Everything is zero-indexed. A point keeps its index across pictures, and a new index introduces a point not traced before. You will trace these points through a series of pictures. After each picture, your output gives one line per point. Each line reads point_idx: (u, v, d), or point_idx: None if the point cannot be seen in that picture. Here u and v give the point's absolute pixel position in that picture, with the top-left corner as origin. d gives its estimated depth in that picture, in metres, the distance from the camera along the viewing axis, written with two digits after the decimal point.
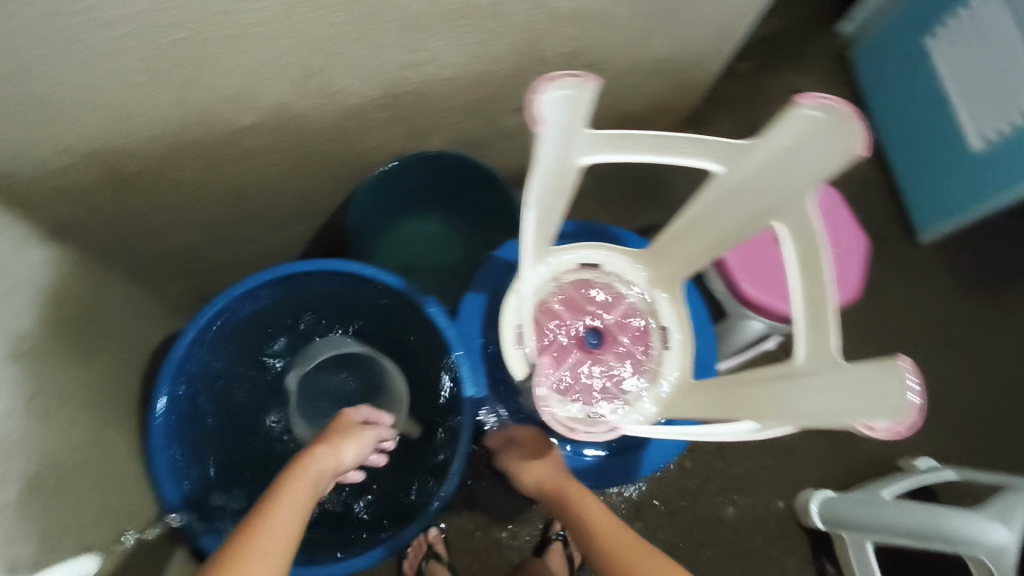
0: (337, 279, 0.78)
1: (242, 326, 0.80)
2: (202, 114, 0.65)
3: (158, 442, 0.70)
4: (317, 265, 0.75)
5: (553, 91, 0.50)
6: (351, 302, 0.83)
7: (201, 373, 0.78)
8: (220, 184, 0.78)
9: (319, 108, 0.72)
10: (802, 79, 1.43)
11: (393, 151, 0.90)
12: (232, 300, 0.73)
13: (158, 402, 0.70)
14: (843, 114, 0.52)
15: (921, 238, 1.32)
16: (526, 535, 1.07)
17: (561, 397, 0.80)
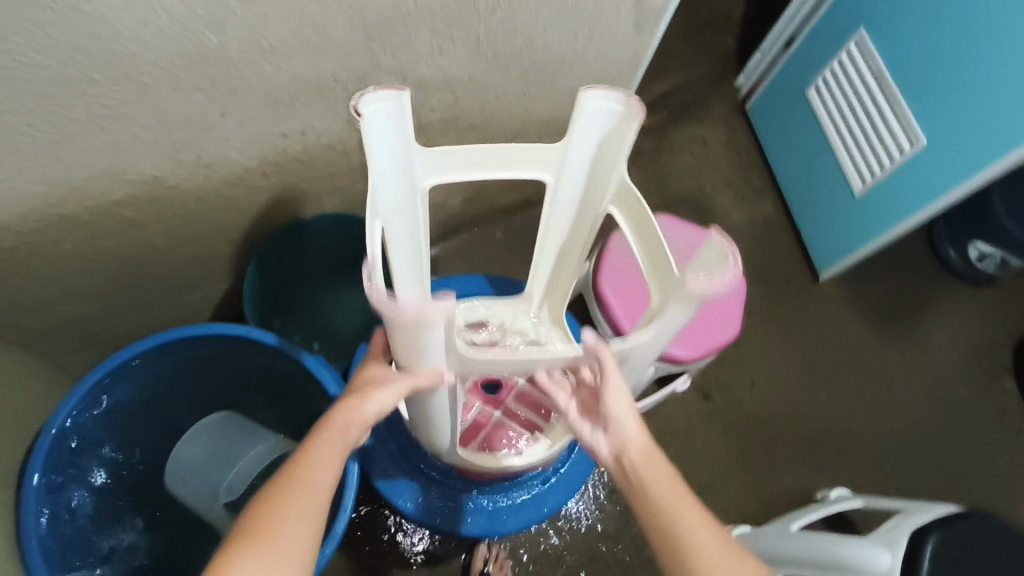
0: (224, 342, 0.80)
1: (130, 396, 0.79)
2: (78, 192, 0.66)
3: (31, 517, 0.68)
4: (197, 329, 0.76)
5: (370, 102, 0.56)
6: (241, 364, 0.84)
7: (87, 444, 0.77)
8: (109, 258, 0.78)
9: (200, 180, 0.75)
10: (706, 129, 1.51)
11: (289, 215, 0.93)
12: (117, 369, 0.74)
13: (33, 475, 0.68)
14: (621, 97, 0.61)
15: (823, 275, 1.39)
16: None
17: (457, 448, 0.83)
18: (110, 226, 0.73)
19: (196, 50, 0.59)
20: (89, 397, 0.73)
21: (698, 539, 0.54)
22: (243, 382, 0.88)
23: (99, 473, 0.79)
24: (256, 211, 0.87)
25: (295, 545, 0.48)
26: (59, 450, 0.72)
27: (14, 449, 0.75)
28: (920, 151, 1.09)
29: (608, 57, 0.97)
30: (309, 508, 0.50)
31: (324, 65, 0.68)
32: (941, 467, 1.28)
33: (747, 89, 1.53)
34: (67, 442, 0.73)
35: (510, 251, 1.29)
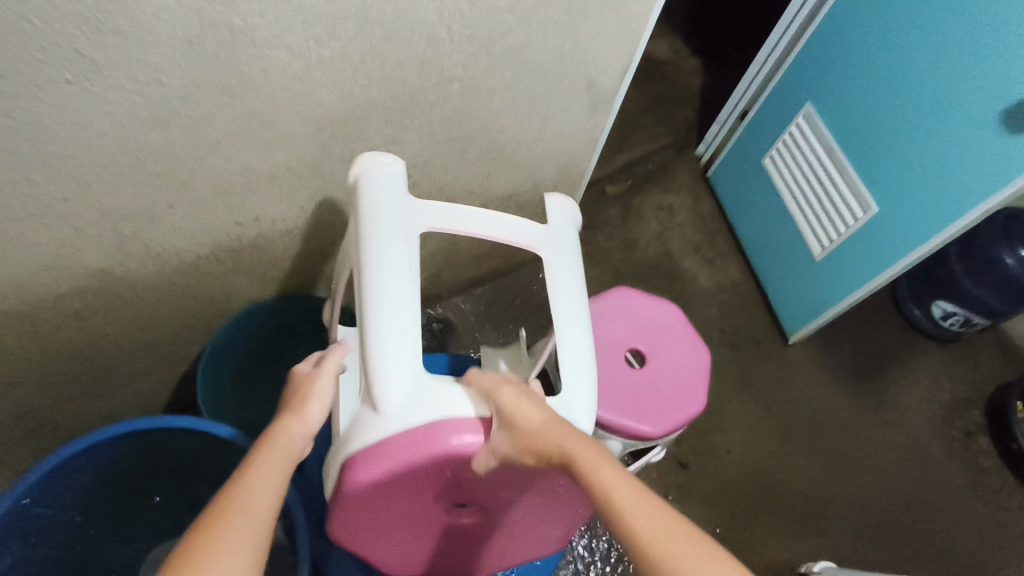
0: (171, 436, 0.78)
1: (63, 501, 0.76)
2: (18, 287, 0.65)
3: None
4: (134, 426, 0.74)
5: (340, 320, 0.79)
6: (185, 457, 0.82)
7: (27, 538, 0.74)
8: (55, 350, 0.76)
9: (150, 270, 0.74)
10: (670, 197, 1.54)
11: (248, 298, 0.92)
12: (68, 462, 0.72)
13: None
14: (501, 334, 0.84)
15: (791, 338, 1.39)
16: None
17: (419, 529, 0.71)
18: (55, 318, 0.72)
19: (141, 148, 0.59)
20: (13, 513, 0.70)
21: (626, 499, 0.49)
22: (193, 477, 0.84)
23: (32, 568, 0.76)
24: (212, 296, 0.85)
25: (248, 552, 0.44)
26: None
27: None
28: (873, 219, 1.13)
29: (565, 136, 1.00)
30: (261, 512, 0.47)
31: (275, 156, 0.69)
32: (922, 532, 1.25)
33: (708, 157, 1.57)
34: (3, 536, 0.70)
35: (480, 323, 1.29)
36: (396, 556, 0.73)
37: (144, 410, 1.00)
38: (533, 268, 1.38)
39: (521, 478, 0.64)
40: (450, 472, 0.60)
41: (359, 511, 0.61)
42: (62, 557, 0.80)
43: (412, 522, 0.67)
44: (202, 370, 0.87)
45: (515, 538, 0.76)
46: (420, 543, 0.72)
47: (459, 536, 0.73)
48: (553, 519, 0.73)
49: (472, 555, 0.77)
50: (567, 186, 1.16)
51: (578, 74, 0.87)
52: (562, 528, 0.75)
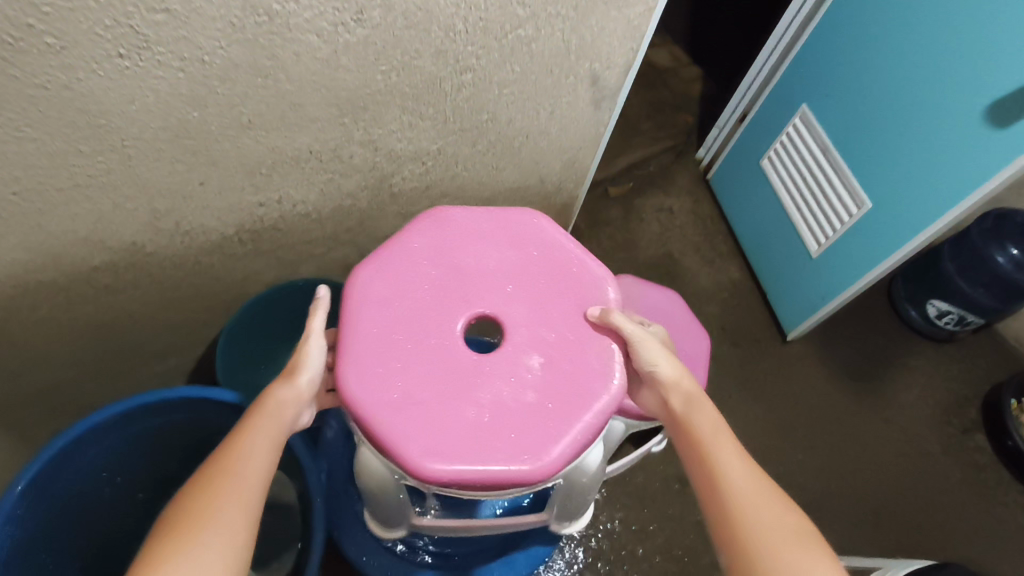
0: (197, 406, 0.83)
1: (88, 468, 0.80)
2: (57, 258, 0.69)
3: None
4: (146, 399, 0.78)
5: None
6: (194, 427, 0.87)
7: (59, 500, 0.78)
8: (83, 324, 0.80)
9: (178, 247, 0.78)
10: (670, 200, 1.59)
11: (265, 281, 0.95)
12: (98, 427, 0.77)
13: None
14: None
15: (790, 335, 1.42)
16: None
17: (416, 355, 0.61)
18: (86, 291, 0.76)
19: (180, 125, 0.64)
20: (48, 471, 0.74)
21: (735, 465, 0.53)
22: (204, 446, 0.90)
23: (62, 530, 0.80)
24: (233, 277, 0.89)
25: (238, 515, 0.45)
26: (27, 506, 0.73)
27: None
28: (865, 217, 1.17)
29: (570, 131, 1.04)
30: (249, 480, 0.48)
31: (300, 138, 0.74)
32: (919, 526, 1.28)
33: (708, 161, 1.62)
34: (38, 496, 0.74)
35: None
36: (383, 282, 0.64)
37: None
38: None
39: (570, 346, 0.62)
40: (565, 279, 0.67)
41: (493, 224, 0.70)
42: (80, 531, 0.83)
43: (462, 281, 0.65)
44: (221, 348, 0.91)
45: (403, 415, 0.57)
46: (407, 306, 0.63)
47: (412, 346, 0.61)
48: (474, 428, 0.57)
49: (365, 373, 0.59)
50: (571, 182, 1.20)
51: (583, 70, 0.91)
52: (455, 445, 0.56)
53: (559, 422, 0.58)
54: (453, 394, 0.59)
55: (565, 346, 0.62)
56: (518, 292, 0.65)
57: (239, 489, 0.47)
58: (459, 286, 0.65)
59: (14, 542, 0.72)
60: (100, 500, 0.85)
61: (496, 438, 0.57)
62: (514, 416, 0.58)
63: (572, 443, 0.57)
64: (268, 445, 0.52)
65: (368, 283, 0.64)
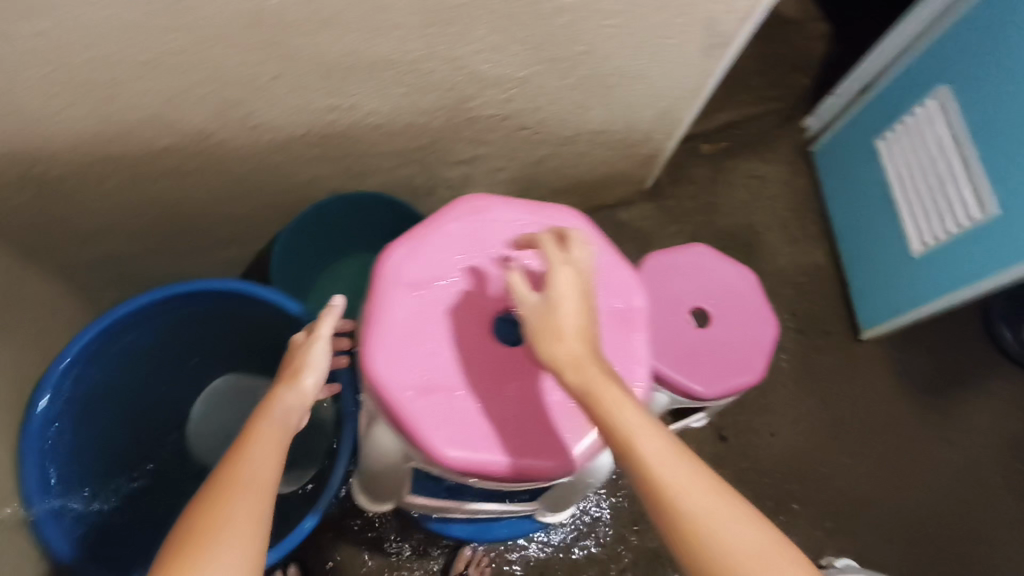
0: (247, 304, 0.82)
1: (140, 344, 0.82)
2: (126, 134, 0.69)
3: (33, 442, 0.72)
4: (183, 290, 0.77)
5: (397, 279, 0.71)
6: (234, 319, 0.86)
7: (108, 374, 0.81)
8: (150, 201, 0.81)
9: (246, 140, 0.76)
10: (764, 166, 1.46)
11: (329, 188, 0.94)
12: (149, 308, 0.77)
13: (40, 401, 0.72)
14: None
15: (864, 334, 1.32)
16: (432, 564, 1.05)
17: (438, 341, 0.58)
18: (153, 171, 0.76)
19: (256, 12, 0.60)
20: (99, 345, 0.76)
21: (668, 471, 0.47)
22: (245, 339, 0.91)
23: (111, 401, 0.84)
24: (298, 178, 0.88)
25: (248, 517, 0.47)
26: (79, 377, 0.76)
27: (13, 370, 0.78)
28: (989, 223, 1.03)
29: (671, 77, 0.95)
30: (260, 484, 0.50)
31: (380, 44, 0.69)
32: (959, 555, 1.21)
33: (815, 131, 1.47)
34: (90, 367, 0.77)
35: None
36: (414, 264, 0.60)
37: (220, 276, 1.06)
38: (607, 214, 1.36)
39: (599, 352, 0.60)
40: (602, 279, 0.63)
41: (535, 213, 0.65)
42: (124, 405, 0.86)
43: (494, 269, 0.61)
44: (278, 245, 0.92)
45: (427, 401, 0.55)
46: (430, 290, 0.59)
47: (440, 335, 0.58)
48: (493, 421, 0.56)
49: (385, 353, 0.56)
50: (661, 133, 1.11)
51: (700, 10, 0.81)
52: (474, 436, 0.55)
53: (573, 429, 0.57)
54: (473, 387, 0.57)
55: None
56: None
57: (249, 493, 0.48)
58: (490, 273, 0.61)
59: (60, 415, 0.76)
60: (144, 380, 0.88)
61: (514, 436, 0.56)
62: (532, 418, 0.57)
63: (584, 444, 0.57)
64: (276, 449, 0.53)
65: (398, 264, 0.60)
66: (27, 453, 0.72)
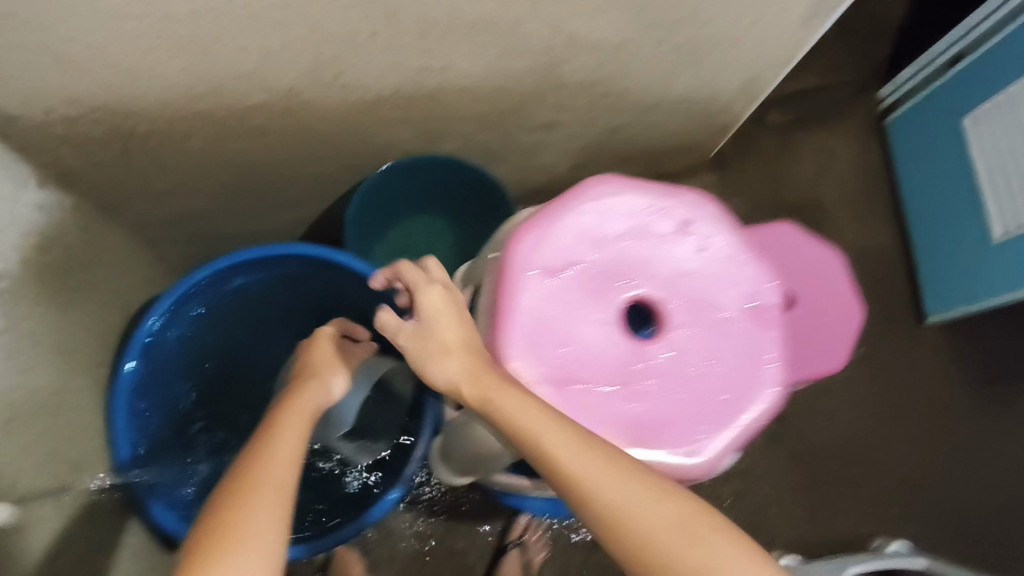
0: (328, 267, 0.81)
1: (219, 297, 0.83)
2: (217, 90, 0.66)
3: (123, 392, 0.75)
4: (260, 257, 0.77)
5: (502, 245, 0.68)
6: (304, 282, 0.87)
7: (189, 323, 0.83)
8: (229, 159, 0.79)
9: (333, 99, 0.73)
10: (833, 140, 1.41)
11: (404, 151, 0.91)
12: (234, 266, 0.78)
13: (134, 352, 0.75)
14: None
15: (930, 319, 1.29)
16: (489, 531, 1.07)
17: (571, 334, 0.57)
18: (237, 128, 0.73)
19: None
20: (183, 299, 0.78)
21: (580, 460, 0.48)
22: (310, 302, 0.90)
23: (190, 350, 0.86)
24: (376, 140, 0.85)
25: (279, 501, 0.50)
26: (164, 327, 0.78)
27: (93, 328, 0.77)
28: None
29: (767, 45, 0.89)
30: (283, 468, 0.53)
31: (484, 3, 0.64)
32: (1009, 544, 1.20)
33: (890, 104, 1.40)
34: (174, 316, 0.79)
35: None
36: (549, 250, 0.56)
37: (284, 236, 1.04)
38: (669, 184, 1.32)
39: (733, 350, 0.59)
40: (738, 269, 0.60)
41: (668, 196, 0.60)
42: (200, 356, 0.87)
43: (625, 259, 0.59)
44: (356, 200, 0.92)
45: (567, 398, 0.56)
46: (560, 280, 0.57)
47: (574, 329, 0.56)
48: (632, 419, 0.57)
49: (520, 350, 0.55)
50: (742, 103, 1.06)
51: None
52: (615, 436, 0.56)
53: (709, 427, 0.57)
54: (610, 384, 0.57)
55: (726, 347, 0.59)
56: (685, 283, 0.59)
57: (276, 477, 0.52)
58: (623, 264, 0.58)
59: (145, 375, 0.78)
60: (212, 346, 0.89)
61: (654, 435, 0.56)
62: (669, 417, 0.57)
63: (723, 442, 0.57)
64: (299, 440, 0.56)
65: (530, 249, 0.56)
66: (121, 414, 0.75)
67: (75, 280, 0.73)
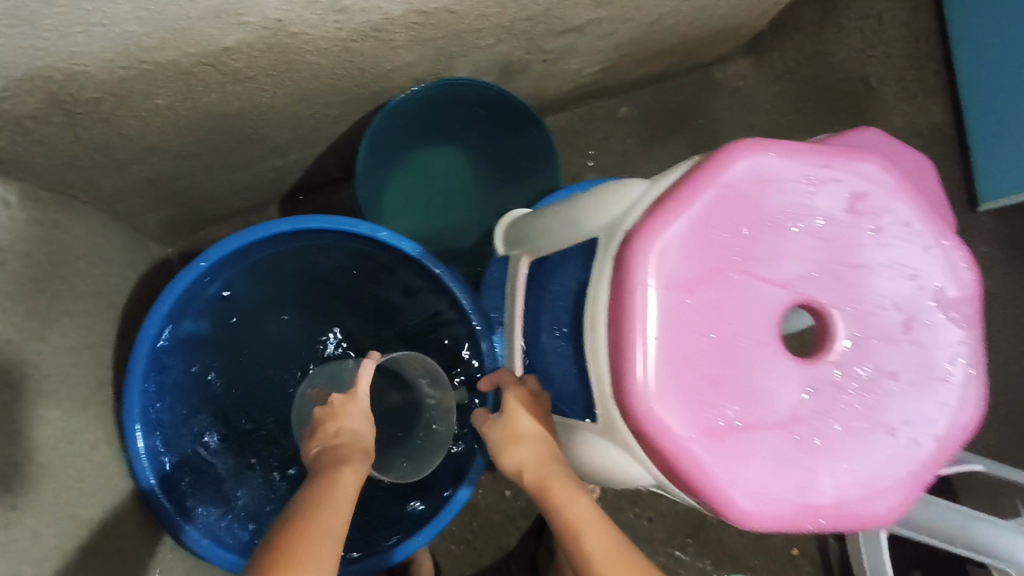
0: (356, 240, 0.72)
1: (239, 275, 0.73)
2: (181, 34, 0.49)
3: (139, 369, 0.65)
4: (262, 232, 0.66)
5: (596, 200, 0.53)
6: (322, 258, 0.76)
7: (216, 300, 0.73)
8: (206, 115, 0.62)
9: (329, 28, 0.56)
10: (884, 4, 1.22)
11: (413, 77, 0.74)
12: (261, 239, 0.68)
13: (154, 322, 0.65)
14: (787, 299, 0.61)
15: (982, 206, 1.18)
16: None
17: (718, 362, 0.45)
18: (211, 78, 0.56)
19: None
20: (201, 276, 0.67)
21: (602, 542, 0.50)
22: (323, 274, 0.78)
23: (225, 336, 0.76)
24: (380, 69, 0.68)
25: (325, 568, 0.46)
26: (185, 302, 0.68)
27: (80, 335, 0.65)
28: None
29: None
30: (328, 535, 0.49)
31: None
32: None
33: None
34: (198, 289, 0.69)
35: (633, 134, 1.12)
36: (679, 252, 0.45)
37: (275, 186, 0.88)
38: (702, 73, 1.15)
39: (909, 355, 0.47)
40: (908, 248, 0.48)
41: (820, 165, 0.47)
42: (231, 345, 0.77)
43: (773, 255, 0.46)
44: (366, 144, 0.77)
45: (724, 450, 0.43)
46: (698, 297, 0.45)
47: (722, 355, 0.45)
48: (806, 465, 0.45)
49: (658, 392, 0.43)
50: None
51: None
52: (786, 489, 0.44)
53: (890, 463, 0.46)
54: (772, 424, 0.45)
55: (902, 355, 0.47)
56: (848, 275, 0.47)
57: (322, 543, 0.48)
58: (772, 263, 0.46)
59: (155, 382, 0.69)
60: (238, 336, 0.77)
61: (835, 480, 0.45)
62: (848, 455, 0.45)
63: (910, 477, 0.46)
64: (344, 500, 0.53)
65: (657, 255, 0.44)
66: (132, 423, 0.65)
67: (48, 287, 0.60)
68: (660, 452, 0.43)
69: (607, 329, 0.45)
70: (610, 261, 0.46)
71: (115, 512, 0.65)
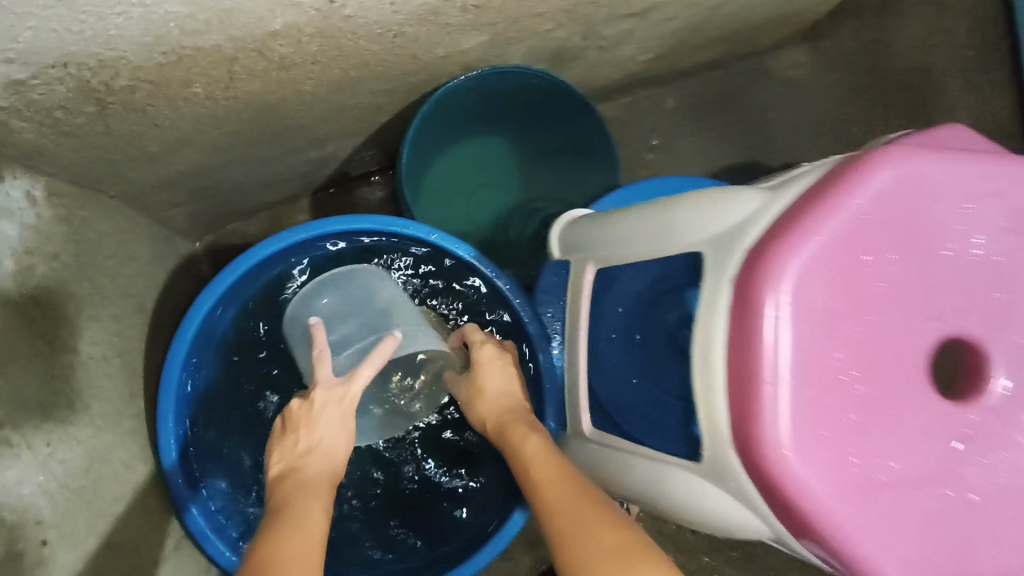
0: (406, 241, 0.69)
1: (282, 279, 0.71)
2: (228, 16, 0.44)
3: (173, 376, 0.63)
4: (303, 233, 0.65)
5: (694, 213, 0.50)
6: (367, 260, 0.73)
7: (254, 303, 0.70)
8: (246, 105, 0.58)
9: (385, 10, 0.51)
10: None
11: (463, 64, 0.69)
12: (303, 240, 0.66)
13: (191, 324, 0.64)
14: None
15: None
16: None
17: (862, 409, 0.41)
18: (255, 65, 0.51)
19: None
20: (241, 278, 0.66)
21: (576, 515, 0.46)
22: None
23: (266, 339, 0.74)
24: (431, 56, 0.63)
25: None
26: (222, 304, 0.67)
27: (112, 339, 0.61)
28: None
29: None
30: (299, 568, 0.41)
31: None
32: None
33: None
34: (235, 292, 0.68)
35: (680, 126, 1.06)
36: (820, 291, 0.41)
37: (309, 178, 0.84)
38: (753, 62, 1.09)
39: None
40: None
41: (967, 188, 0.44)
42: None
43: (920, 291, 0.43)
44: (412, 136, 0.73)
45: (877, 507, 0.40)
46: (843, 340, 0.41)
47: (867, 400, 0.42)
48: (962, 519, 0.42)
49: (801, 448, 0.40)
50: None
51: None
52: (945, 546, 0.41)
53: None
54: (924, 476, 0.42)
55: None
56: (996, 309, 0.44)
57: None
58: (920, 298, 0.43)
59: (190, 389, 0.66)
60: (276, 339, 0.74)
61: (991, 533, 0.42)
62: (1004, 505, 0.43)
63: None
64: (316, 528, 0.45)
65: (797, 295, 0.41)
66: (166, 433, 0.63)
67: (78, 289, 0.56)
68: (793, 510, 0.41)
69: (727, 362, 0.43)
70: (728, 298, 0.43)
71: (146, 527, 0.62)
